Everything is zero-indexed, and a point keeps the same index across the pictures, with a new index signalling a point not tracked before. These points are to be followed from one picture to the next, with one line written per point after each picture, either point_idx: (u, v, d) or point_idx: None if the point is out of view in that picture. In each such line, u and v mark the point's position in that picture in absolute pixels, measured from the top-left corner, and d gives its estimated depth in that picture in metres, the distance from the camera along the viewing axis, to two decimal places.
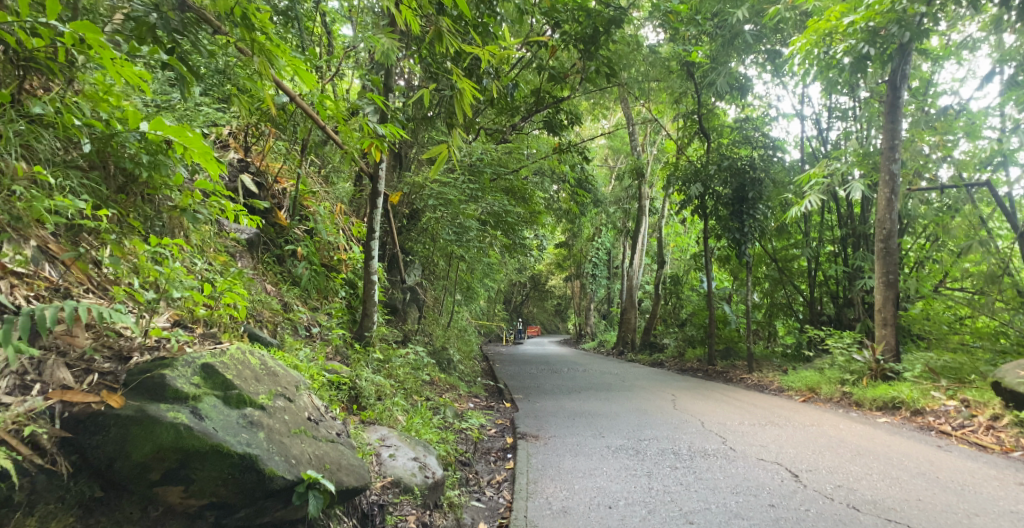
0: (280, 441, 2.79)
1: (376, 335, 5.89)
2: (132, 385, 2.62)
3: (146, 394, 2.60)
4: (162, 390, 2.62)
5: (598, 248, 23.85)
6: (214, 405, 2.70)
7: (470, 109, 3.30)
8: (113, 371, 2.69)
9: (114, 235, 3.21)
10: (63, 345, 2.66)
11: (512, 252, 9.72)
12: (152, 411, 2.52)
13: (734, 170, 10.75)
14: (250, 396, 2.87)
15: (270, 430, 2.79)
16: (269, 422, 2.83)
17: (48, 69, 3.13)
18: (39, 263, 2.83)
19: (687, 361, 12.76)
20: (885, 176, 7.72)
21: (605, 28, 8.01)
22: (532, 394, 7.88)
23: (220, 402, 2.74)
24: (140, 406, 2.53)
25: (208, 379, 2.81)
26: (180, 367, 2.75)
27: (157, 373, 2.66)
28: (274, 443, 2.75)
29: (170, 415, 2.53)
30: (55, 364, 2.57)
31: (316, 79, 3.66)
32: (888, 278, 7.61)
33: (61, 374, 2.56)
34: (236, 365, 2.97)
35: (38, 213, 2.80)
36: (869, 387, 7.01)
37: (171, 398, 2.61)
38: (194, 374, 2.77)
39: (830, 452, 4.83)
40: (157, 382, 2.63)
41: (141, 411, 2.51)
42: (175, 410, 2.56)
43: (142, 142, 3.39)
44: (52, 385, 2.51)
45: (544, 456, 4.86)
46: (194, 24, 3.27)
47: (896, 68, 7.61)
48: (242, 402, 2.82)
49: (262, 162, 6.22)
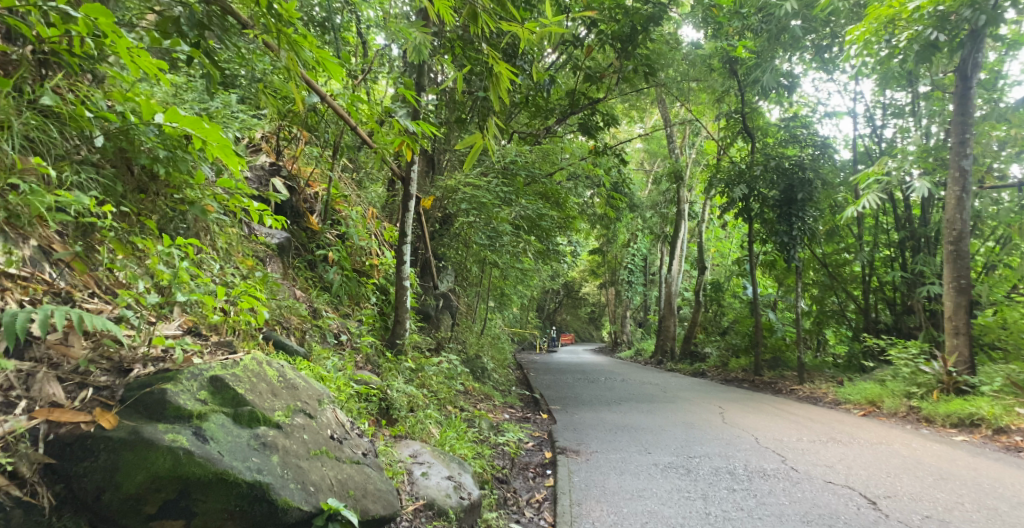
0: (297, 465, 2.53)
1: (408, 342, 5.65)
2: (129, 403, 2.37)
3: (144, 412, 2.36)
4: (162, 408, 2.37)
5: (635, 254, 23.37)
6: (222, 424, 2.45)
7: (508, 96, 3.04)
8: (110, 385, 2.44)
9: (118, 235, 2.97)
10: (57, 357, 2.42)
11: (546, 258, 9.38)
12: (147, 433, 2.27)
13: (781, 171, 10.20)
14: (264, 413, 2.61)
15: (285, 453, 2.53)
16: (285, 444, 2.56)
17: (68, 63, 2.96)
18: (38, 265, 2.58)
19: (731, 371, 12.21)
20: (954, 172, 7.15)
21: (642, 26, 7.78)
22: (569, 405, 7.53)
23: (230, 421, 2.49)
24: (135, 427, 2.28)
25: (216, 394, 2.56)
26: (185, 382, 2.51)
27: (157, 388, 2.42)
28: (290, 468, 2.49)
29: (168, 437, 2.28)
30: (45, 378, 2.32)
31: (344, 72, 3.34)
32: (959, 284, 7.02)
33: (51, 390, 2.31)
34: (249, 377, 2.72)
35: (37, 209, 2.53)
36: (941, 402, 6.49)
37: (171, 417, 2.36)
38: (201, 389, 2.53)
39: (907, 475, 4.36)
40: (157, 398, 2.39)
41: (134, 433, 2.26)
42: (174, 432, 2.31)
43: (160, 137, 3.15)
44: (41, 402, 2.27)
45: (587, 474, 4.51)
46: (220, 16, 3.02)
47: (967, 57, 7.01)
48: (255, 420, 2.56)
49: (293, 166, 6.05)
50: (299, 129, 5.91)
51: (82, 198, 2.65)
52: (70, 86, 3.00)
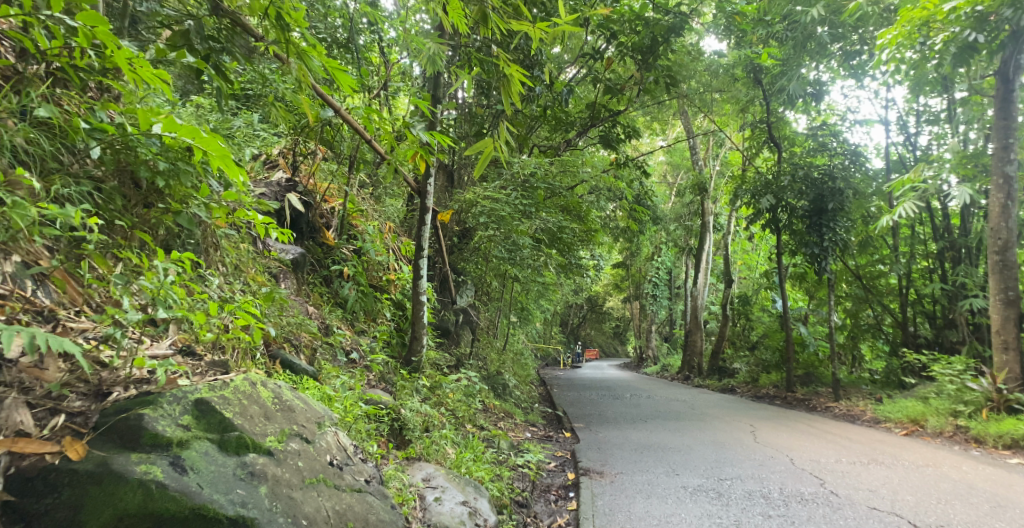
0: (288, 496, 2.39)
1: (425, 359, 5.48)
2: (102, 429, 2.24)
3: (117, 441, 2.22)
4: (137, 435, 2.24)
5: (659, 267, 23.01)
6: (205, 453, 2.31)
7: (519, 97, 2.82)
8: (85, 411, 2.32)
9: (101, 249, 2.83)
10: (29, 380, 2.28)
11: (568, 272, 9.14)
12: (117, 465, 2.13)
13: (811, 180, 9.87)
14: (254, 439, 2.48)
15: (276, 483, 2.39)
16: (276, 473, 2.43)
17: (71, 77, 2.86)
18: (21, 281, 2.49)
19: (761, 387, 11.77)
20: (998, 179, 6.79)
21: (664, 36, 7.65)
22: (593, 423, 7.26)
23: (214, 448, 2.36)
24: (104, 458, 2.15)
25: (201, 419, 2.43)
26: (166, 405, 2.37)
27: (134, 413, 2.28)
28: (280, 499, 2.35)
29: (139, 469, 2.14)
30: (14, 405, 2.17)
31: (356, 81, 3.14)
32: (1007, 295, 6.67)
33: (19, 417, 2.16)
34: (239, 400, 2.59)
35: (16, 224, 2.39)
36: (991, 421, 6.13)
37: (147, 445, 2.22)
38: (184, 413, 2.40)
39: (960, 501, 4.06)
40: (133, 424, 2.25)
41: (103, 466, 2.12)
42: (148, 463, 2.17)
43: (162, 149, 2.99)
44: (6, 431, 2.11)
45: (612, 497, 4.25)
46: (230, 29, 2.88)
47: (1008, 58, 6.69)
48: (243, 447, 2.43)
49: (310, 182, 5.90)
50: (315, 143, 5.77)
51: (67, 210, 2.46)
52: (73, 99, 2.91)
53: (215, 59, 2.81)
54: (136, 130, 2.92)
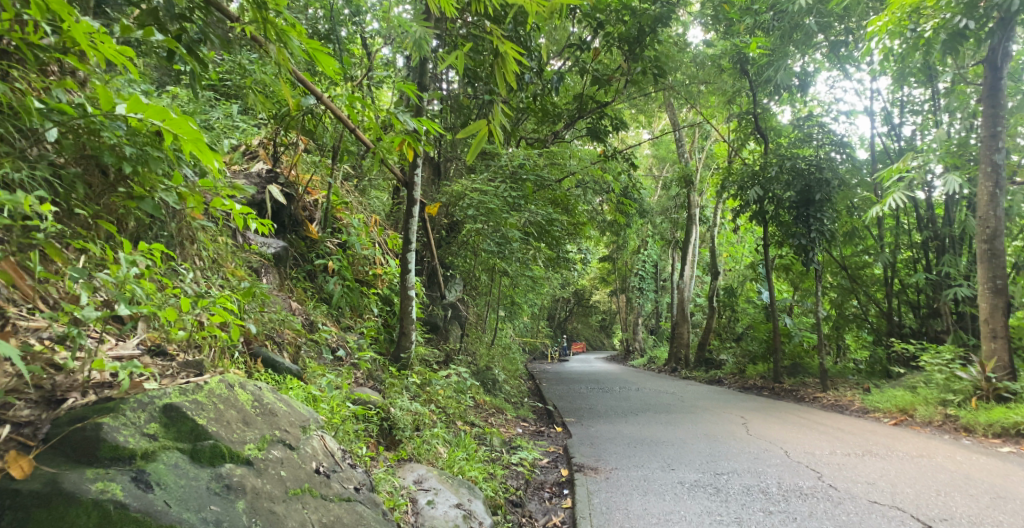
0: (269, 510, 2.24)
1: (414, 355, 5.36)
2: (52, 442, 2.06)
3: (71, 455, 2.04)
4: (95, 448, 2.06)
5: (644, 260, 23.01)
6: (174, 465, 2.15)
7: (514, 78, 2.62)
8: (34, 421, 2.15)
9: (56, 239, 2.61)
10: None
11: (556, 265, 9.02)
12: (68, 484, 1.94)
13: (797, 171, 9.76)
14: (230, 447, 2.32)
15: (254, 496, 2.24)
16: (255, 484, 2.28)
17: (22, 54, 2.63)
18: None
19: (748, 378, 11.77)
20: (987, 167, 6.75)
21: (650, 26, 7.50)
22: (585, 417, 7.16)
23: (185, 460, 2.20)
24: (53, 476, 1.95)
25: (170, 427, 2.26)
26: (128, 414, 2.21)
27: (91, 422, 2.11)
28: (259, 513, 2.20)
29: (96, 487, 1.96)
30: None
31: (338, 64, 2.93)
32: (995, 284, 6.66)
33: None
34: (213, 405, 2.43)
35: None
36: (980, 410, 6.13)
37: (106, 459, 2.05)
38: (150, 422, 2.23)
39: (959, 493, 4.01)
40: (89, 435, 2.08)
41: (51, 485, 1.92)
42: (106, 480, 1.99)
43: (128, 134, 2.80)
44: None
45: (608, 494, 4.14)
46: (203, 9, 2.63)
47: (996, 45, 6.65)
48: (218, 457, 2.27)
49: (292, 173, 5.70)
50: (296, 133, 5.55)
51: (16, 197, 2.23)
52: (27, 78, 2.67)
53: (187, 41, 2.58)
54: (99, 113, 2.73)
